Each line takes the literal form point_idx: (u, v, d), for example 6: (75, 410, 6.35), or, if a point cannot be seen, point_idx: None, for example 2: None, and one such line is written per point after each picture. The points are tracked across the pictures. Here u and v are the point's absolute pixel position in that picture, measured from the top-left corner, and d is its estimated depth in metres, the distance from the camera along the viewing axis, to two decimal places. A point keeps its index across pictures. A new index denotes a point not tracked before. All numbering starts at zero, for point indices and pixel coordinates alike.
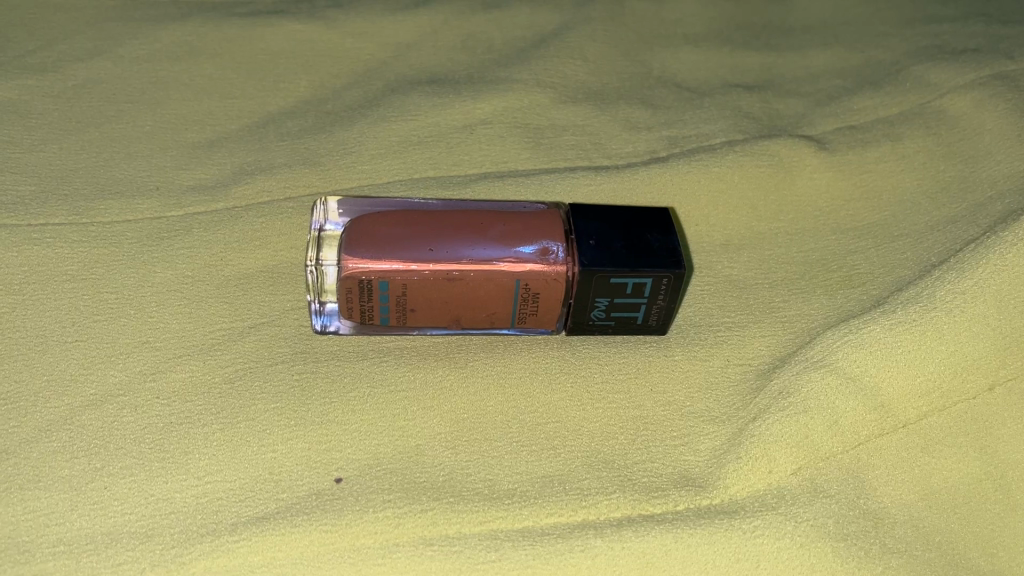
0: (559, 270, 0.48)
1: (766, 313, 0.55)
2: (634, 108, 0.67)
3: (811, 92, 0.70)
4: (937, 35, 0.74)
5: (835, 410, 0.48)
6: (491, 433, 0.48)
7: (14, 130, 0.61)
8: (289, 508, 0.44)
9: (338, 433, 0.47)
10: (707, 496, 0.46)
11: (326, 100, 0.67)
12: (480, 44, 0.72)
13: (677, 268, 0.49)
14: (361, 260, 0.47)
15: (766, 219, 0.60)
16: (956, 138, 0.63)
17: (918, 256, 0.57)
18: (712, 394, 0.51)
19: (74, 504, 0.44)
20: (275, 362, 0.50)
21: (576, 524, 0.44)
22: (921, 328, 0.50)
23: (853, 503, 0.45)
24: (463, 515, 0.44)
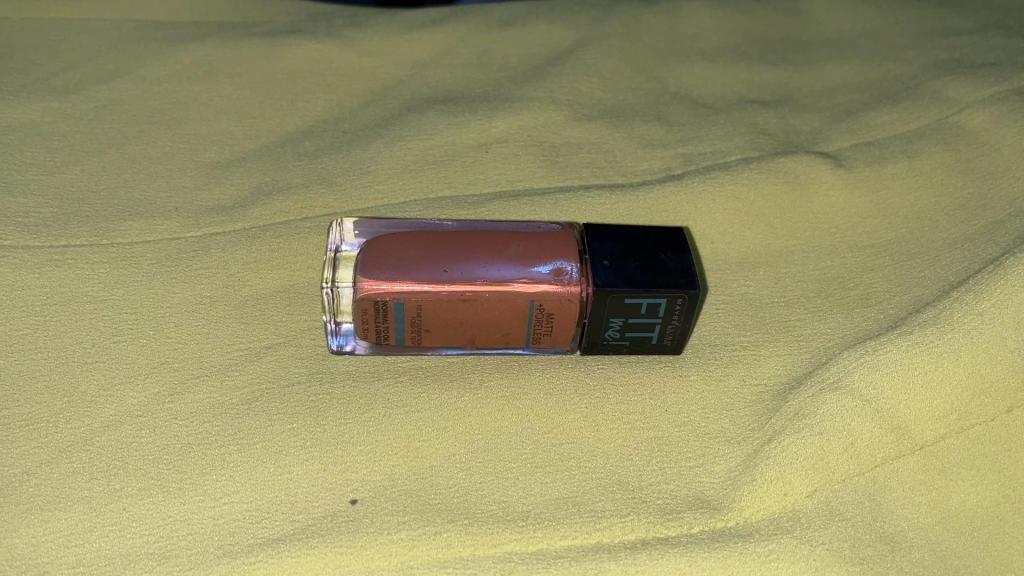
0: (573, 290, 0.48)
1: (782, 332, 0.55)
2: (650, 125, 0.67)
3: (828, 106, 0.70)
4: (957, 48, 0.73)
5: (852, 432, 0.48)
6: (506, 454, 0.48)
7: (37, 152, 0.62)
8: (305, 530, 0.44)
9: (353, 454, 0.48)
10: (721, 519, 0.46)
11: (343, 119, 0.67)
12: (496, 62, 0.72)
13: (692, 287, 0.49)
14: (377, 282, 0.47)
15: (782, 236, 0.60)
16: (976, 154, 0.63)
17: (935, 275, 0.57)
18: (728, 414, 0.51)
19: (93, 526, 0.44)
20: (291, 382, 0.51)
21: (590, 547, 0.44)
22: (938, 350, 0.50)
23: (870, 526, 0.45)
24: (478, 538, 0.44)
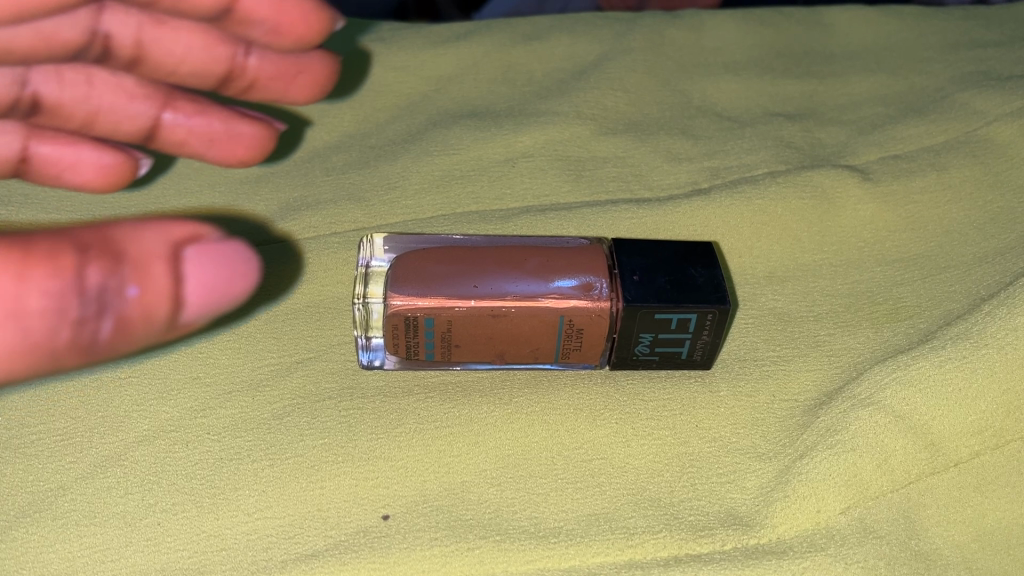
0: (603, 306, 0.48)
1: (811, 347, 0.54)
2: (675, 139, 0.67)
3: (855, 118, 0.69)
4: (983, 61, 0.72)
5: (885, 448, 0.47)
6: (537, 470, 0.48)
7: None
8: (338, 545, 0.45)
9: (385, 469, 0.48)
10: (754, 535, 0.46)
11: (370, 135, 0.68)
12: (521, 76, 0.73)
13: (722, 303, 0.48)
14: (408, 297, 0.47)
15: (810, 250, 0.59)
16: (1005, 167, 0.62)
17: (966, 289, 0.56)
18: (759, 430, 0.50)
19: (128, 540, 0.45)
20: (323, 398, 0.51)
21: (623, 564, 0.44)
22: (972, 365, 0.49)
23: (905, 543, 0.45)
24: (511, 554, 0.44)
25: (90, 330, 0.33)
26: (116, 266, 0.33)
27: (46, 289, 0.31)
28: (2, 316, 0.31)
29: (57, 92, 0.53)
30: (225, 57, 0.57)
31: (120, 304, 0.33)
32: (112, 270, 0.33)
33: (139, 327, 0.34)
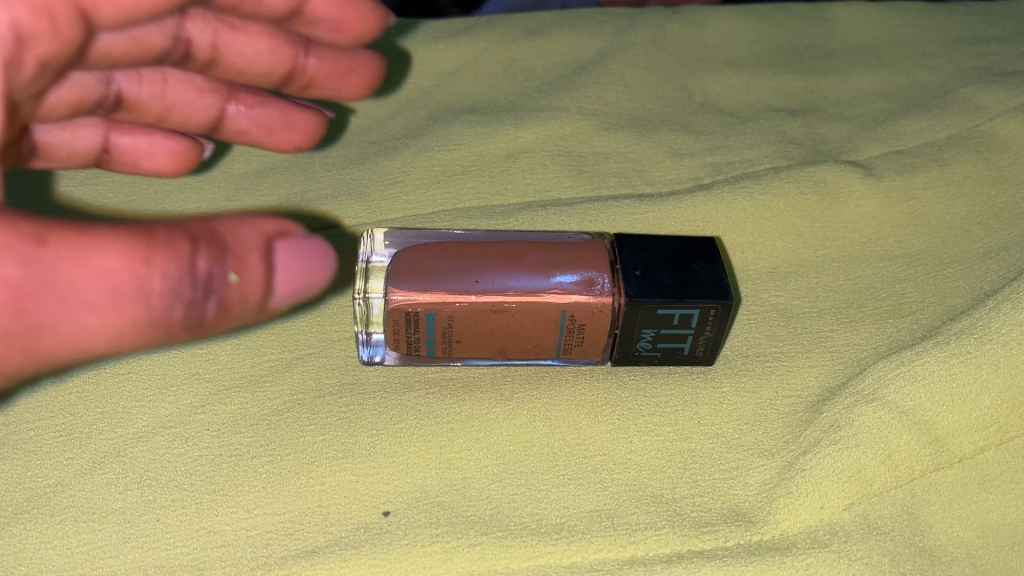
0: (605, 301, 0.48)
1: (815, 342, 0.54)
2: (677, 134, 0.67)
3: (857, 113, 0.69)
4: (986, 56, 0.72)
5: (889, 444, 0.47)
6: (538, 466, 0.48)
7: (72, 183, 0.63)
8: (338, 541, 0.44)
9: (385, 466, 0.47)
10: (757, 532, 0.45)
11: (370, 131, 0.68)
12: (522, 71, 0.72)
13: (725, 298, 0.48)
14: (409, 292, 0.47)
15: (813, 246, 0.59)
16: (1008, 162, 0.62)
17: (969, 285, 0.56)
18: (761, 426, 0.50)
19: (128, 537, 0.44)
20: (323, 394, 0.51)
21: (625, 561, 0.44)
22: (977, 361, 0.49)
23: (909, 540, 0.45)
24: (512, 550, 0.44)
25: (198, 310, 0.40)
26: (220, 256, 0.41)
27: (167, 272, 0.38)
28: (132, 295, 0.38)
29: (139, 91, 0.59)
30: (289, 58, 0.62)
31: (221, 288, 0.41)
32: (217, 260, 0.40)
33: (236, 309, 0.42)
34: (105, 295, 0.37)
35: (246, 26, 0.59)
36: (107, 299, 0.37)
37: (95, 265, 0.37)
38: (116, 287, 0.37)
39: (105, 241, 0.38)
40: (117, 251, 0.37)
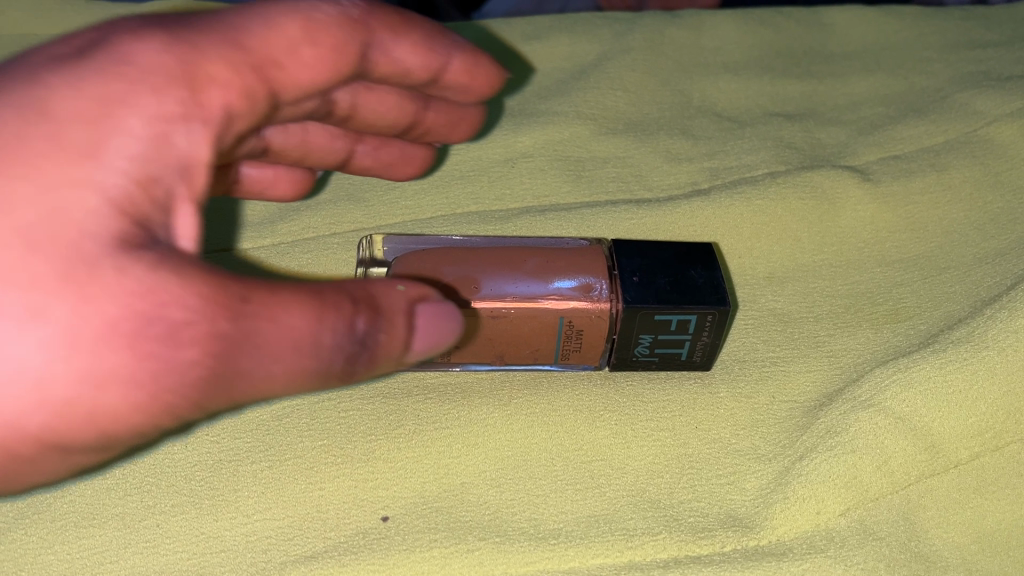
0: (602, 307, 0.48)
1: (812, 347, 0.54)
2: (675, 139, 0.67)
3: (854, 118, 0.69)
4: (983, 61, 0.72)
5: (885, 450, 0.47)
6: (536, 471, 0.48)
7: None
8: (337, 547, 0.45)
9: (384, 471, 0.48)
10: (753, 537, 0.46)
11: None
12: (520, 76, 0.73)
13: (722, 304, 0.48)
14: None
15: (810, 251, 0.59)
16: (1005, 168, 0.62)
17: (966, 290, 0.56)
18: (759, 431, 0.50)
19: (128, 542, 0.45)
20: (323, 399, 0.51)
21: (623, 566, 0.45)
22: (972, 367, 0.49)
23: (905, 545, 0.45)
24: (510, 556, 0.44)
25: (355, 365, 0.38)
26: (378, 315, 0.39)
27: (336, 330, 0.37)
28: (302, 349, 0.36)
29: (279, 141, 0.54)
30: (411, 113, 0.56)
31: (379, 346, 0.39)
32: (373, 320, 0.38)
33: (384, 363, 0.40)
34: (279, 353, 0.36)
35: (379, 87, 0.54)
36: (275, 356, 0.36)
37: (283, 322, 0.36)
38: (297, 343, 0.36)
39: (276, 298, 0.36)
40: (289, 308, 0.36)
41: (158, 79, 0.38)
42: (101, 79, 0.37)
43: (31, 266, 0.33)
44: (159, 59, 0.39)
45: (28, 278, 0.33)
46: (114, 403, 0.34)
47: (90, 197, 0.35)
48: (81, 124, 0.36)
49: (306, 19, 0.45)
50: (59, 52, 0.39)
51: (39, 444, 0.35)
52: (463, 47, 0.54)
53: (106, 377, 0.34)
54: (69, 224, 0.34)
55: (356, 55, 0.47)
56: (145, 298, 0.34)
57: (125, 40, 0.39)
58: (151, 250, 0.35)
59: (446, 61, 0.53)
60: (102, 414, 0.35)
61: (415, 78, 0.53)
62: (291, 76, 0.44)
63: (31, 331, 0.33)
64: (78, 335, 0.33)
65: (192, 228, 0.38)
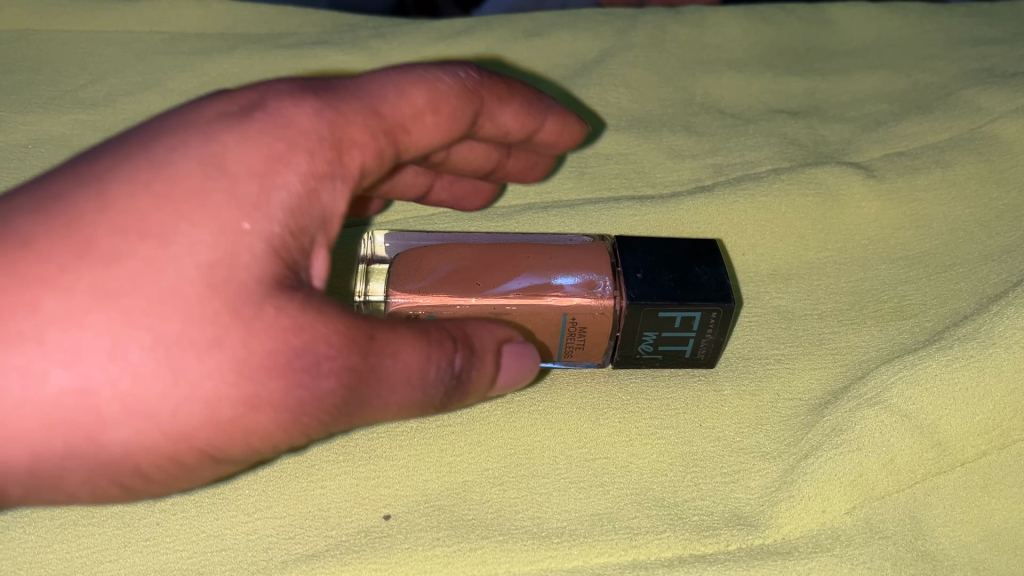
0: (606, 304, 0.48)
1: (816, 344, 0.54)
2: (678, 135, 0.67)
3: (858, 115, 0.69)
4: (987, 57, 0.72)
5: (890, 448, 0.47)
6: (538, 469, 0.48)
7: None
8: (339, 545, 0.44)
9: (386, 469, 0.47)
10: (758, 536, 0.45)
11: None
12: (522, 73, 0.72)
13: (727, 301, 0.48)
14: (410, 296, 0.47)
15: (814, 248, 0.59)
16: (1010, 165, 0.62)
17: (971, 288, 0.56)
18: (763, 429, 0.50)
19: (128, 541, 0.44)
20: None
21: (627, 565, 0.44)
22: (978, 366, 0.49)
23: (912, 544, 0.45)
24: (513, 554, 0.44)
25: (451, 399, 0.41)
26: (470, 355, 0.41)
27: (442, 366, 0.39)
28: (416, 382, 0.39)
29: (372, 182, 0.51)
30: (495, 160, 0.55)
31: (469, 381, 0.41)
32: (468, 357, 0.41)
33: (473, 395, 0.42)
34: (393, 387, 0.38)
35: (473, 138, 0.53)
36: (389, 390, 0.38)
37: (404, 359, 0.38)
38: (412, 376, 0.38)
39: (394, 335, 0.38)
40: (404, 345, 0.38)
41: (310, 143, 0.40)
42: (265, 138, 0.39)
43: (207, 299, 0.35)
44: (314, 125, 0.40)
45: (203, 309, 0.35)
46: (265, 423, 0.36)
47: (257, 244, 0.37)
48: (250, 177, 0.38)
49: (431, 85, 0.45)
50: (222, 108, 0.40)
51: (190, 460, 0.36)
52: (554, 108, 0.53)
53: (261, 400, 0.35)
54: (237, 267, 0.36)
55: (469, 121, 0.47)
56: (301, 333, 0.36)
57: (281, 103, 0.40)
58: (301, 291, 0.37)
59: (542, 122, 0.53)
60: (250, 434, 0.36)
61: (511, 137, 0.53)
62: (414, 139, 0.45)
63: (205, 357, 0.35)
64: (245, 363, 0.35)
65: (324, 268, 0.40)
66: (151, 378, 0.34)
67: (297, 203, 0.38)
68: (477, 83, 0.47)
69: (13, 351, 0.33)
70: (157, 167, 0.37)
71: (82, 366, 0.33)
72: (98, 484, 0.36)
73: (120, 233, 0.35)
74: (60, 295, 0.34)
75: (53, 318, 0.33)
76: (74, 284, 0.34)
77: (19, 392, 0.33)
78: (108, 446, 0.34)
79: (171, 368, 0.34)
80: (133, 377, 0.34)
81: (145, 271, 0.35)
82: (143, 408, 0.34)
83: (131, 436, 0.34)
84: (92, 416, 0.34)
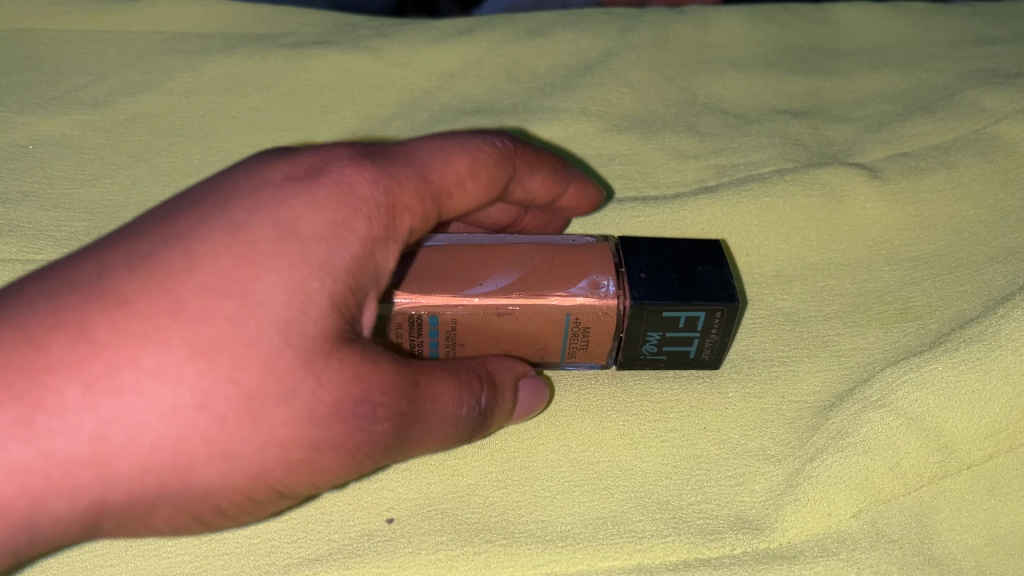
0: (610, 303, 0.47)
1: (821, 346, 0.53)
2: (681, 135, 0.66)
3: (862, 115, 0.68)
4: (991, 57, 0.72)
5: (896, 451, 0.47)
6: (542, 472, 0.48)
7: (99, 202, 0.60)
8: (342, 549, 0.44)
9: (388, 471, 0.47)
10: (763, 540, 0.45)
11: (372, 132, 0.67)
12: (524, 72, 0.72)
13: (731, 301, 0.47)
14: (413, 296, 0.46)
15: (819, 249, 0.59)
16: (1015, 165, 0.61)
17: (977, 289, 0.56)
18: (768, 432, 0.50)
19: (128, 544, 0.44)
20: None
21: (631, 569, 0.44)
22: (985, 368, 0.48)
23: (918, 548, 0.45)
24: (517, 558, 0.44)
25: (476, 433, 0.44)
26: (494, 392, 0.44)
27: (471, 403, 0.42)
28: (450, 422, 0.42)
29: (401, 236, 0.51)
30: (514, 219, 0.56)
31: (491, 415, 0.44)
32: (493, 394, 0.44)
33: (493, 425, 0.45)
34: (433, 428, 0.41)
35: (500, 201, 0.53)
36: (430, 431, 0.41)
37: (443, 403, 0.41)
38: (448, 418, 0.41)
39: (434, 379, 0.41)
40: (443, 389, 0.41)
41: (369, 210, 0.41)
42: (330, 204, 0.40)
43: (284, 355, 0.37)
44: (373, 193, 0.41)
45: (280, 364, 0.36)
46: (330, 465, 0.38)
47: (323, 305, 0.38)
48: (318, 242, 0.39)
49: (474, 154, 0.46)
50: (290, 170, 0.41)
51: (261, 496, 0.38)
52: (577, 177, 0.55)
53: (329, 444, 0.37)
54: (307, 326, 0.37)
55: (504, 186, 0.49)
56: (363, 383, 0.38)
57: (343, 168, 0.42)
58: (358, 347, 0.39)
59: (566, 187, 0.54)
60: (316, 474, 0.38)
61: (536, 201, 0.54)
62: (453, 205, 0.46)
63: (283, 406, 0.36)
64: (315, 412, 0.37)
65: (372, 319, 0.41)
66: (235, 426, 0.36)
67: (356, 268, 0.40)
68: (512, 152, 0.49)
69: (112, 403, 0.34)
70: (233, 231, 0.38)
71: (173, 417, 0.35)
72: (179, 519, 0.37)
73: (204, 294, 0.36)
74: (150, 351, 0.35)
75: (146, 373, 0.35)
76: (169, 338, 0.35)
77: (118, 441, 0.34)
78: (193, 486, 0.36)
79: (251, 417, 0.36)
80: (219, 424, 0.36)
81: (229, 329, 0.36)
82: (228, 451, 0.36)
83: (216, 477, 0.36)
84: (182, 460, 0.35)
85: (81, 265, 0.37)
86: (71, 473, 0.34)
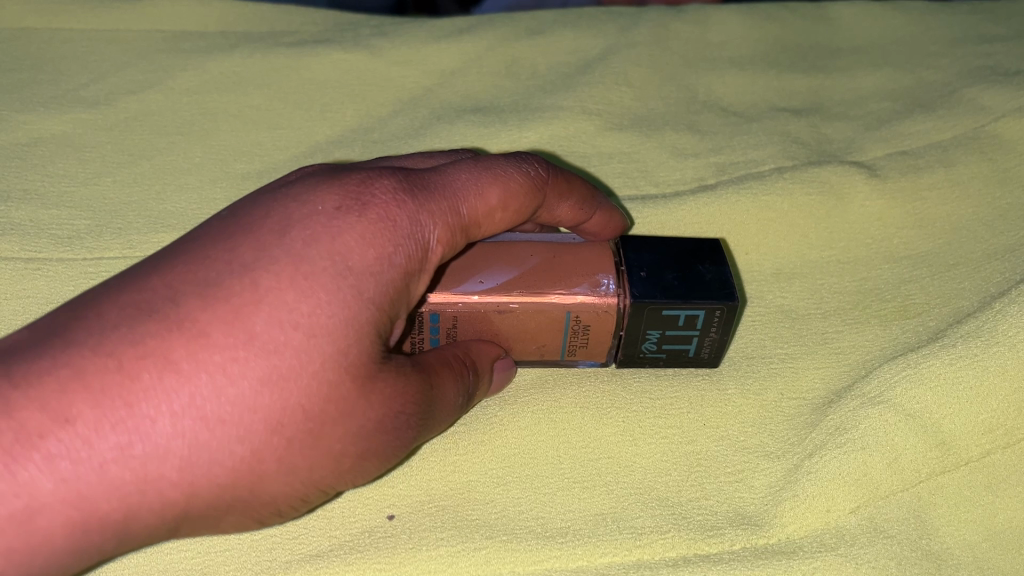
0: (610, 302, 0.47)
1: (820, 343, 0.54)
2: (681, 133, 0.67)
3: (861, 114, 0.69)
4: (990, 55, 0.72)
5: (895, 447, 0.47)
6: (543, 469, 0.48)
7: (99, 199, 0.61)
8: (342, 546, 0.44)
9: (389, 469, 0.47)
10: (762, 536, 0.45)
11: (372, 130, 0.68)
12: (524, 71, 0.72)
13: (731, 300, 0.47)
14: None
15: (818, 247, 0.59)
16: (1014, 163, 0.62)
17: (975, 286, 0.56)
18: (767, 429, 0.50)
19: None
20: None
21: (631, 565, 0.44)
22: (983, 365, 0.49)
23: (916, 543, 0.45)
24: (517, 554, 0.44)
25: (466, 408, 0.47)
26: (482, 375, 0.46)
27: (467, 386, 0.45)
28: (451, 411, 0.44)
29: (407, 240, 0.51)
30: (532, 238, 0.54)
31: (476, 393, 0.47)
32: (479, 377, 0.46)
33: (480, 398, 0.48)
34: (437, 418, 0.43)
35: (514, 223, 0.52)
36: (437, 419, 0.43)
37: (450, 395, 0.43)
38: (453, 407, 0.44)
39: (439, 374, 0.43)
40: (445, 381, 0.43)
41: (408, 248, 0.41)
42: (378, 237, 0.40)
43: (345, 383, 0.37)
44: (412, 230, 0.41)
45: (340, 393, 0.37)
46: (370, 467, 0.40)
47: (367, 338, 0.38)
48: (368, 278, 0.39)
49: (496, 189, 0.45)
50: (340, 200, 0.40)
51: (311, 497, 0.40)
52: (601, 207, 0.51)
53: (372, 452, 0.39)
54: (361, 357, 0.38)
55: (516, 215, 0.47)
56: (403, 397, 0.40)
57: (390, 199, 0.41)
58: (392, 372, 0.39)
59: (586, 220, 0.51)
60: (357, 476, 0.40)
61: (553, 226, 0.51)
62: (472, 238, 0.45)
63: (339, 428, 0.38)
64: (365, 430, 0.38)
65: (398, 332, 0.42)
66: (300, 446, 0.37)
67: (396, 301, 0.40)
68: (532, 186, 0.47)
69: (195, 429, 0.35)
70: (294, 262, 0.38)
71: (248, 440, 0.36)
72: (240, 522, 0.39)
73: (274, 325, 0.37)
74: (228, 382, 0.36)
75: (225, 402, 0.36)
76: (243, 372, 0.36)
77: (200, 464, 0.36)
78: (260, 496, 0.38)
79: (314, 437, 0.37)
80: (284, 444, 0.37)
81: (297, 361, 0.37)
82: (292, 467, 0.37)
83: (279, 487, 0.38)
84: (251, 476, 0.37)
85: (150, 286, 0.37)
86: (160, 492, 0.35)
